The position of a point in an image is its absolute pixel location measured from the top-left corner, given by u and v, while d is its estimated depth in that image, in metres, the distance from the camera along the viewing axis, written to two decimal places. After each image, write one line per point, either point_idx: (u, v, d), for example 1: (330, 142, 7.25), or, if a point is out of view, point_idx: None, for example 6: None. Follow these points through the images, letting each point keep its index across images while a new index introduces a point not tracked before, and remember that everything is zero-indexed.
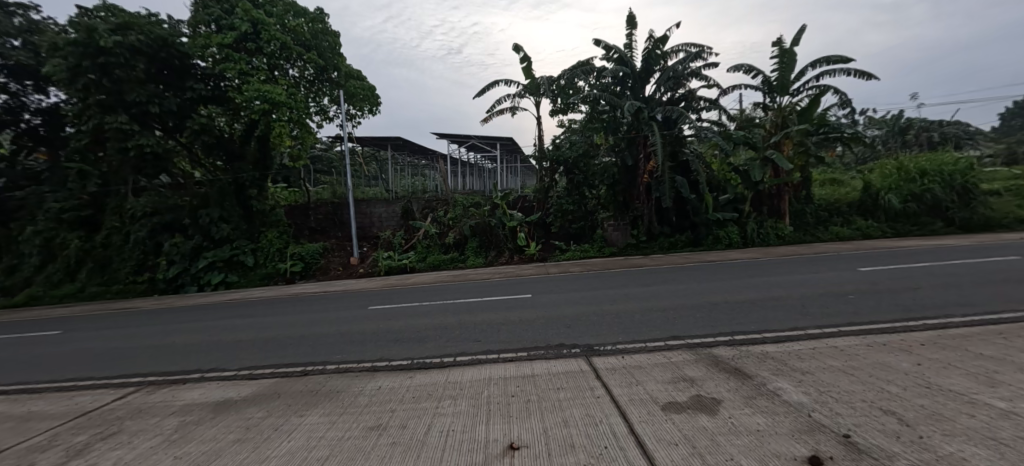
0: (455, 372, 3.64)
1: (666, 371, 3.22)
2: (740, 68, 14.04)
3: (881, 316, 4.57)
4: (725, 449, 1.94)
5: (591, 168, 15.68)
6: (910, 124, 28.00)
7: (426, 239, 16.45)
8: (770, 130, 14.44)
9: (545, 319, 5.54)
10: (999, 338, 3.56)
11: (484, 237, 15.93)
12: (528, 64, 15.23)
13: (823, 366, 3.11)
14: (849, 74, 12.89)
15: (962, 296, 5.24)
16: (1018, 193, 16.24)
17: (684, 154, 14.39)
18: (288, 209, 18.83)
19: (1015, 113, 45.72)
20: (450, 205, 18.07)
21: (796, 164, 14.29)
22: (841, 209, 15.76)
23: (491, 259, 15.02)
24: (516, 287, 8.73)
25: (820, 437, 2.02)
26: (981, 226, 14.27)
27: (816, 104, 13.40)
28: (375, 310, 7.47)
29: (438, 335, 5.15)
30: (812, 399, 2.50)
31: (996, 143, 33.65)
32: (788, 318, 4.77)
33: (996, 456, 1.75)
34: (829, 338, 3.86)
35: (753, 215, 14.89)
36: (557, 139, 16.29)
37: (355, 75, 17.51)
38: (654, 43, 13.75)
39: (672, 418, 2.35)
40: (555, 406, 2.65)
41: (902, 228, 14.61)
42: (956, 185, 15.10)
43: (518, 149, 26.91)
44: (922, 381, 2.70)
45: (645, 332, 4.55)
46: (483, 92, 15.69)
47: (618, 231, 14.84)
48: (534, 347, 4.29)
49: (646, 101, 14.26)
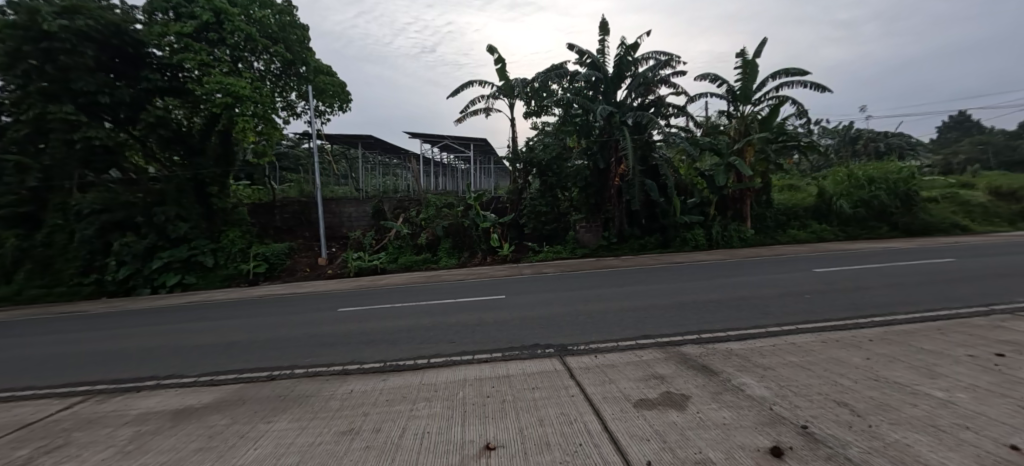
0: (430, 373, 3.59)
1: (638, 369, 3.30)
2: (707, 77, 14.56)
3: (834, 315, 4.87)
4: (694, 443, 2.01)
5: (564, 170, 15.83)
6: (860, 134, 30.22)
7: (397, 240, 16.22)
8: (732, 137, 15.08)
9: (520, 320, 5.59)
10: (938, 333, 3.88)
11: (457, 238, 15.82)
12: (503, 66, 15.21)
13: (783, 362, 3.29)
14: (806, 86, 13.67)
15: (906, 296, 5.66)
16: (953, 200, 17.80)
17: (653, 159, 14.85)
18: (253, 207, 17.91)
19: (951, 127, 50.13)
20: (422, 205, 17.82)
21: (757, 170, 15.02)
22: (799, 213, 16.69)
23: (465, 260, 14.97)
24: (492, 288, 8.73)
25: (781, 429, 2.13)
26: (920, 230, 15.58)
27: (776, 113, 14.16)
28: (346, 312, 7.28)
29: (413, 337, 5.07)
30: (773, 393, 2.64)
31: (936, 155, 36.84)
32: (751, 316, 5.00)
33: (936, 442, 1.91)
34: (789, 336, 4.06)
35: (718, 218, 15.51)
36: (530, 141, 16.35)
37: (325, 70, 16.92)
38: (626, 50, 14.10)
39: (645, 414, 2.41)
40: (531, 405, 2.66)
41: (853, 232, 15.69)
42: (902, 192, 16.25)
43: (492, 151, 26.95)
44: (872, 374, 2.90)
45: (616, 331, 4.68)
46: (456, 92, 15.56)
47: (590, 233, 15.24)
48: (509, 347, 4.31)
49: (618, 105, 14.58)
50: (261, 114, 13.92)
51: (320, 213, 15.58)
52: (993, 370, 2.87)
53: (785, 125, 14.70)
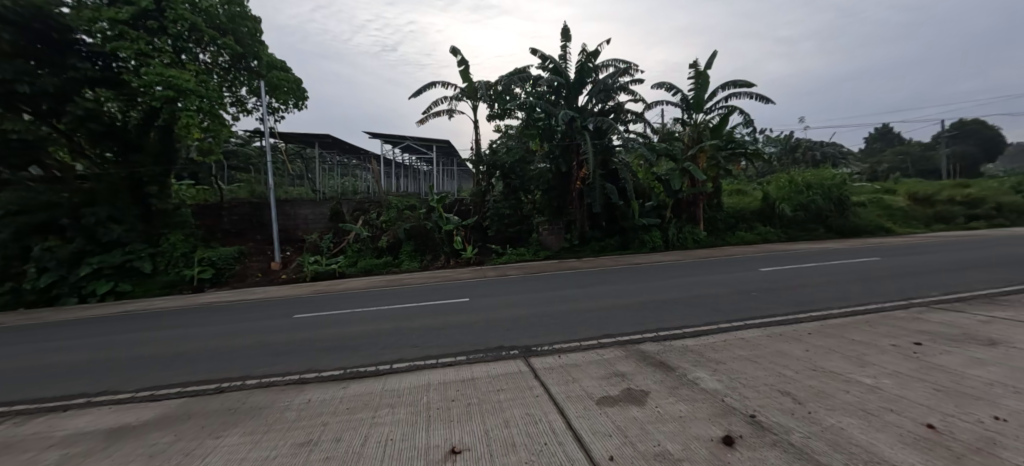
0: (392, 379, 3.50)
1: (601, 367, 3.37)
2: (663, 86, 15.24)
3: (778, 310, 5.23)
4: (653, 436, 2.09)
5: (527, 173, 15.88)
6: (799, 143, 32.70)
7: (357, 243, 15.76)
8: (686, 143, 15.85)
9: (484, 322, 5.57)
10: (866, 325, 4.28)
11: (420, 240, 15.62)
12: (466, 68, 15.14)
13: (734, 356, 3.49)
14: (752, 97, 14.63)
15: (839, 292, 6.18)
16: (878, 205, 19.74)
17: (614, 163, 15.31)
18: (196, 209, 16.64)
19: (875, 138, 55.56)
20: (383, 206, 17.40)
21: (709, 175, 15.90)
22: (747, 216, 17.82)
23: (428, 262, 14.74)
24: (456, 291, 8.63)
25: (731, 419, 2.26)
26: (851, 232, 17.23)
27: (726, 122, 15.05)
28: (302, 319, 6.93)
29: (374, 343, 4.92)
30: (724, 385, 2.79)
31: (864, 163, 40.52)
32: (704, 314, 5.27)
33: (865, 424, 2.10)
34: (738, 331, 4.31)
35: (674, 221, 16.22)
36: (494, 143, 16.32)
37: (279, 66, 16.11)
38: (586, 57, 14.50)
39: (606, 411, 2.47)
40: (497, 407, 2.65)
41: (794, 234, 16.98)
42: (837, 197, 17.74)
43: (456, 153, 26.79)
44: (811, 365, 3.14)
45: (579, 332, 4.76)
46: (419, 92, 15.30)
47: (553, 235, 15.51)
48: (474, 350, 4.28)
49: (579, 110, 14.97)
50: (208, 109, 12.98)
51: (273, 215, 14.75)
52: (912, 357, 3.20)
53: (734, 133, 15.64)
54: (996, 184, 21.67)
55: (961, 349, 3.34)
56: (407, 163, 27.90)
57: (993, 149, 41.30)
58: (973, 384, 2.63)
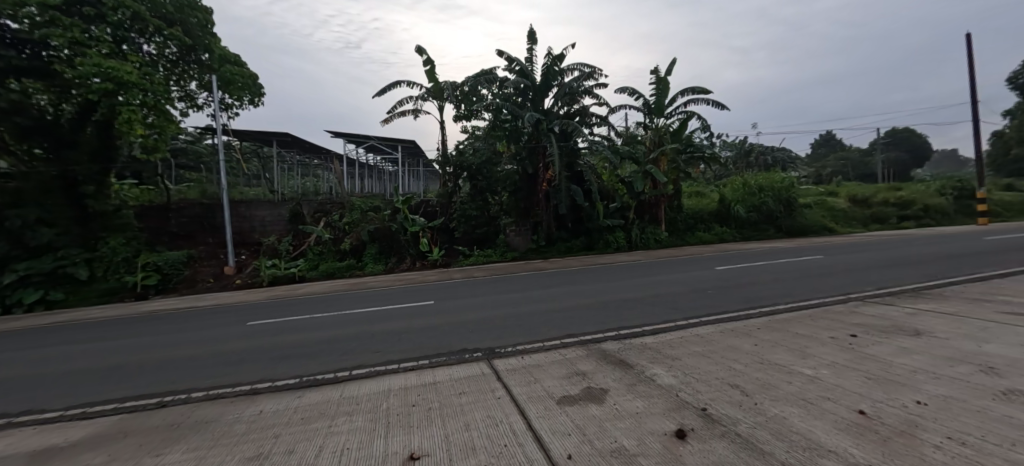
0: (351, 386, 3.39)
1: (562, 367, 3.40)
2: (625, 90, 15.67)
3: (731, 307, 5.48)
4: (610, 433, 2.12)
5: (494, 174, 15.63)
6: (752, 148, 34.56)
7: (319, 245, 15.37)
8: (648, 147, 16.39)
9: (448, 325, 5.52)
10: (808, 319, 4.55)
11: (385, 242, 15.11)
12: (432, 67, 14.96)
13: (689, 352, 3.61)
14: (709, 103, 15.30)
15: (785, 288, 6.55)
16: (822, 206, 21.14)
17: (579, 165, 15.58)
18: (139, 210, 15.48)
19: (819, 144, 59.61)
20: (346, 208, 16.94)
21: (669, 178, 16.49)
22: (705, 217, 18.60)
23: (393, 265, 14.45)
24: (420, 294, 8.49)
25: (685, 413, 2.33)
26: (798, 232, 18.38)
27: (685, 126, 15.65)
28: (257, 326, 6.60)
29: (334, 349, 4.76)
30: (679, 381, 2.88)
31: (809, 167, 43.32)
32: (662, 312, 5.44)
33: (804, 412, 2.23)
34: (693, 328, 4.48)
35: (637, 222, 16.69)
36: (460, 145, 16.18)
37: (232, 59, 15.38)
38: (552, 60, 14.68)
39: (567, 410, 2.49)
40: (458, 410, 2.62)
41: (748, 234, 17.90)
42: (786, 199, 18.84)
43: (422, 154, 26.52)
44: (758, 358, 3.30)
45: (542, 332, 4.80)
46: (383, 91, 15.02)
47: (520, 237, 15.49)
48: (436, 353, 4.22)
49: (546, 113, 15.16)
50: (152, 103, 12.14)
51: (227, 217, 14.02)
52: (848, 348, 3.44)
53: (692, 137, 16.27)
54: (922, 187, 23.77)
55: (889, 340, 3.62)
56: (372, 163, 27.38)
57: (920, 155, 45.33)
58: (900, 371, 2.86)
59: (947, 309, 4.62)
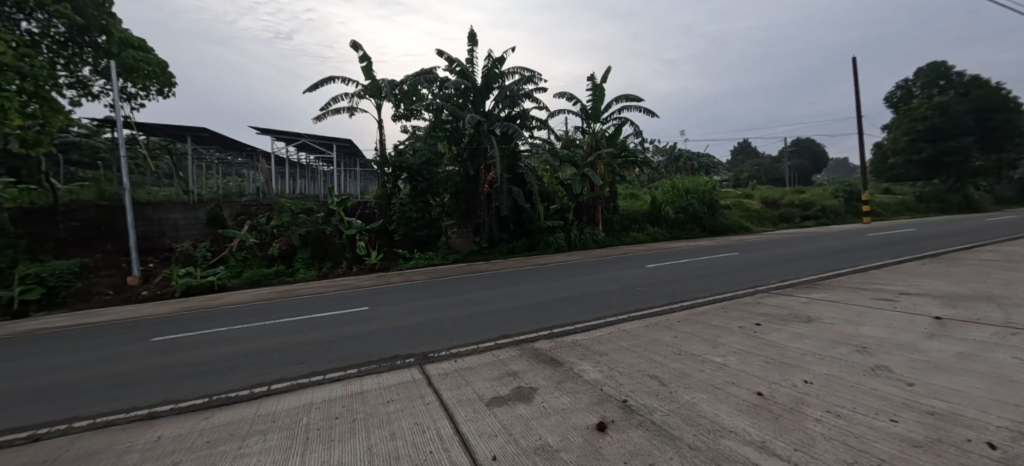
0: (269, 402, 3.16)
1: (495, 368, 3.43)
2: (564, 95, 16.16)
3: (655, 302, 5.85)
4: (536, 431, 2.17)
5: (434, 175, 15.63)
6: (681, 153, 37.23)
7: (241, 251, 14.26)
8: (586, 150, 17.15)
9: (382, 331, 5.35)
10: (721, 311, 4.97)
11: (318, 247, 14.55)
12: (369, 64, 14.44)
13: (615, 347, 3.80)
14: (641, 110, 16.23)
15: (703, 284, 7.13)
16: (739, 207, 23.29)
17: (520, 168, 15.86)
18: (14, 214, 13.29)
19: (738, 152, 65.76)
20: (274, 210, 16.04)
21: (606, 181, 17.28)
22: (639, 217, 19.50)
23: (326, 271, 13.75)
24: (355, 300, 8.13)
25: (606, 406, 2.44)
26: (719, 230, 20.09)
27: (620, 132, 16.49)
28: (162, 342, 5.91)
29: (254, 362, 4.41)
30: (604, 375, 3.02)
31: (730, 171, 47.53)
32: (593, 309, 5.67)
33: (710, 398, 2.43)
34: (621, 323, 4.72)
35: (576, 223, 17.27)
36: (400, 145, 15.78)
37: (134, 44, 13.81)
38: (493, 63, 14.79)
39: (495, 411, 2.51)
40: (383, 420, 2.54)
41: (676, 233, 19.28)
42: (710, 201, 20.44)
43: (360, 154, 25.59)
44: (676, 349, 3.55)
45: (478, 334, 4.82)
46: (315, 87, 14.28)
47: (461, 239, 15.67)
48: (366, 362, 4.06)
49: (486, 115, 15.29)
50: (33, 90, 10.57)
51: (130, 221, 12.51)
52: (752, 336, 3.81)
53: (626, 142, 17.14)
54: (820, 191, 26.97)
55: (787, 327, 4.05)
56: (303, 161, 25.84)
57: (819, 162, 51.58)
58: (793, 354, 3.22)
59: (833, 297, 5.29)
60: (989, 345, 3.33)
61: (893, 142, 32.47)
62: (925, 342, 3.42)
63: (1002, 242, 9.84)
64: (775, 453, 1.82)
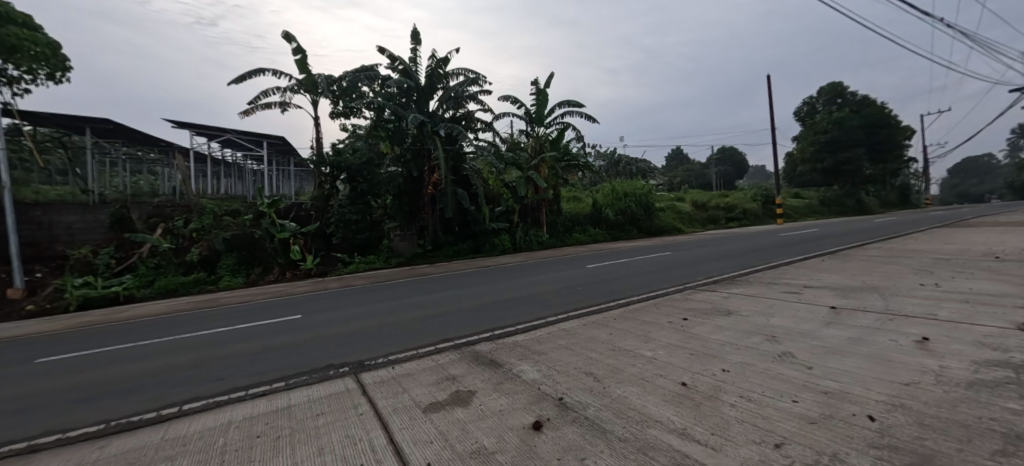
0: (181, 424, 2.88)
1: (433, 373, 3.40)
2: (508, 98, 16.39)
3: (591, 301, 6.12)
4: (472, 434, 2.18)
5: (376, 176, 15.10)
6: (621, 158, 39.20)
7: (153, 258, 12.99)
8: (529, 153, 17.47)
9: (317, 340, 5.09)
10: (653, 307, 5.30)
11: (245, 251, 13.52)
12: (303, 57, 13.66)
13: (554, 345, 3.92)
14: (582, 116, 16.87)
15: (637, 282, 7.56)
16: (672, 210, 24.96)
17: (464, 169, 15.88)
18: None
19: (672, 158, 70.51)
20: (194, 212, 14.67)
21: (550, 183, 17.71)
22: (581, 220, 20.22)
23: (255, 277, 12.85)
24: (288, 308, 7.63)
25: (543, 404, 2.51)
26: (654, 231, 21.50)
27: (563, 136, 17.04)
28: (49, 363, 5.15)
29: (164, 381, 3.99)
30: (541, 374, 3.10)
31: (666, 175, 50.89)
32: (532, 310, 5.80)
33: (638, 391, 2.59)
34: (559, 322, 4.88)
35: (521, 225, 17.57)
36: (338, 144, 15.09)
37: (16, 18, 11.89)
38: (437, 63, 14.65)
39: (432, 417, 2.49)
40: (311, 434, 2.42)
41: (615, 235, 20.30)
42: (646, 203, 21.72)
43: (294, 151, 24.14)
44: (611, 346, 3.73)
45: (418, 339, 4.74)
46: (243, 79, 13.25)
47: (404, 241, 15.20)
48: (295, 373, 3.84)
49: (430, 115, 15.12)
50: None
51: (9, 225, 10.78)
52: (680, 330, 4.11)
53: (569, 146, 17.74)
54: (742, 194, 29.69)
55: (711, 320, 4.41)
56: (229, 158, 23.83)
57: (741, 169, 56.81)
58: (714, 346, 3.51)
59: (749, 292, 5.86)
60: (873, 330, 3.87)
61: (802, 152, 36.47)
62: (822, 330, 3.89)
63: (881, 241, 11.47)
64: (695, 439, 1.97)
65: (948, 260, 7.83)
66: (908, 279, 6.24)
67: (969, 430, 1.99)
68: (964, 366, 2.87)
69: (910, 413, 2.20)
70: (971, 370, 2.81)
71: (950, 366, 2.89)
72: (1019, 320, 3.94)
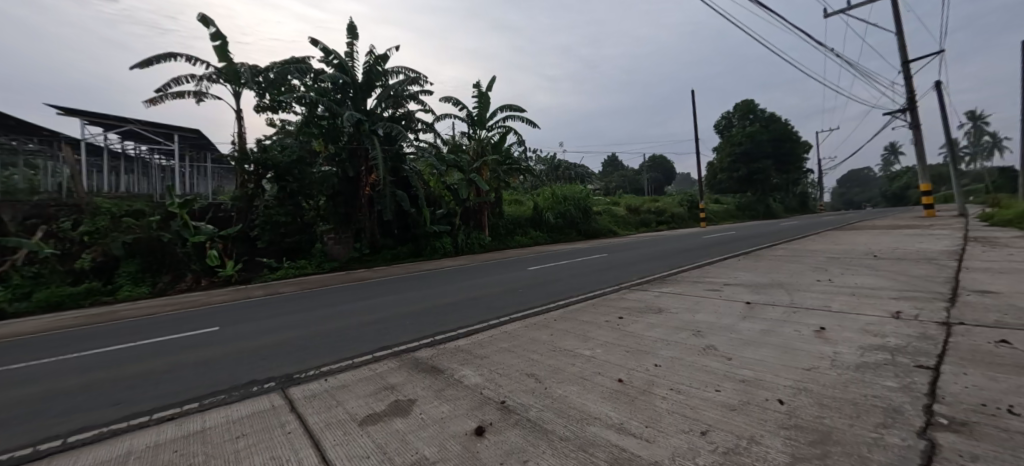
0: (64, 460, 2.47)
1: (371, 383, 3.26)
2: (450, 100, 16.28)
3: (530, 303, 6.27)
4: (413, 445, 2.12)
5: (308, 176, 13.98)
6: (560, 163, 40.60)
7: (30, 266, 10.90)
8: (471, 156, 17.41)
9: (238, 354, 4.63)
10: (592, 307, 5.56)
11: (150, 257, 11.89)
12: (223, 44, 12.44)
13: (497, 349, 3.94)
14: (524, 121, 17.22)
15: (574, 284, 7.89)
16: (608, 213, 26.31)
17: (404, 170, 15.43)
18: None
19: (609, 164, 74.29)
20: (85, 212, 12.69)
21: (491, 186, 17.83)
22: (524, 222, 20.55)
23: (163, 286, 11.41)
24: (203, 320, 6.85)
25: (486, 409, 2.52)
26: (591, 234, 22.54)
27: (504, 139, 17.24)
28: None
29: (40, 411, 3.39)
30: (484, 379, 3.10)
31: (602, 180, 53.51)
32: (473, 314, 5.80)
33: (578, 390, 2.69)
34: (501, 325, 4.92)
35: (463, 227, 17.48)
36: (264, 141, 13.89)
37: None
38: (375, 60, 14.13)
39: (369, 430, 2.39)
40: (230, 459, 2.20)
41: (556, 237, 20.96)
42: (584, 207, 22.69)
43: (211, 146, 21.85)
44: (552, 346, 3.84)
45: (355, 348, 4.52)
46: (148, 63, 11.75)
47: (339, 245, 14.40)
48: (212, 392, 3.47)
49: (367, 113, 14.52)
50: None
51: None
52: (616, 328, 4.35)
53: (510, 150, 18.00)
54: (670, 200, 32.11)
55: (644, 318, 4.72)
56: (130, 151, 20.94)
57: (669, 176, 61.53)
58: (648, 342, 3.76)
59: (676, 290, 6.36)
60: (781, 322, 4.39)
61: (721, 162, 40.29)
62: (739, 323, 4.33)
63: (785, 242, 13.04)
64: (631, 432, 2.09)
65: (836, 259, 9.11)
66: (807, 276, 7.16)
67: (857, 407, 2.33)
68: (852, 351, 3.37)
69: (811, 395, 2.52)
70: (859, 354, 3.29)
71: (842, 352, 3.37)
72: (891, 310, 4.71)
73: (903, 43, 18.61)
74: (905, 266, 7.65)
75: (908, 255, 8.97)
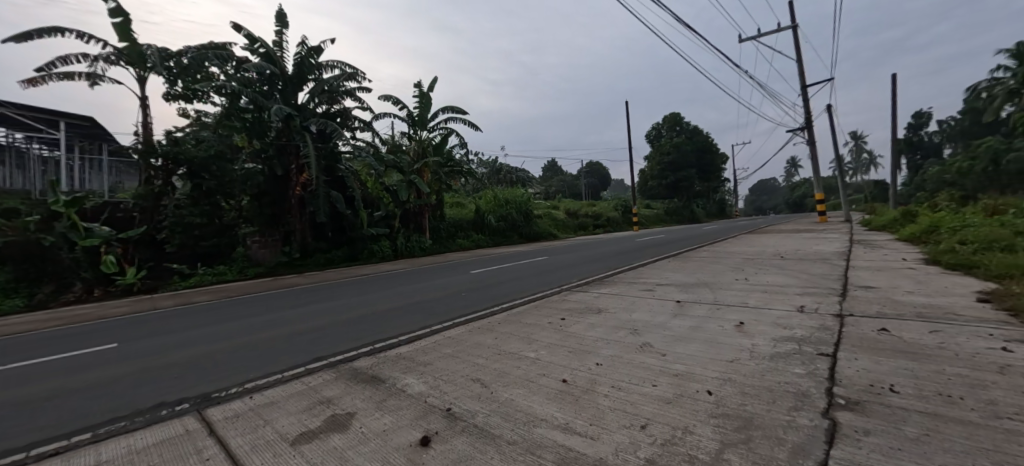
0: None
1: (303, 398, 3.03)
2: (389, 98, 15.77)
3: (473, 307, 6.25)
4: (354, 462, 2.01)
5: (228, 173, 12.51)
6: (502, 167, 41.00)
7: None
8: (412, 157, 16.99)
9: (141, 374, 4.05)
10: (535, 309, 5.67)
11: (26, 264, 9.99)
12: (125, 21, 10.87)
13: (440, 354, 3.87)
14: (467, 123, 17.16)
15: (515, 286, 8.03)
16: (548, 217, 27.08)
17: (339, 170, 14.62)
18: None
19: (550, 169, 76.46)
20: None
21: (433, 188, 17.52)
22: (466, 225, 20.45)
23: (42, 298, 9.66)
24: (93, 336, 5.90)
25: (431, 417, 2.46)
26: (531, 236, 23.02)
27: (445, 141, 17.05)
28: None
29: None
30: (428, 386, 3.03)
31: (543, 184, 54.97)
32: (414, 319, 5.64)
33: (523, 392, 2.73)
34: (445, 330, 4.85)
35: (402, 230, 16.99)
36: (174, 133, 12.26)
37: None
38: (308, 52, 13.26)
39: (302, 449, 2.22)
40: None
41: (498, 240, 21.12)
42: (525, 210, 23.13)
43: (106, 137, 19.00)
44: (497, 350, 3.86)
45: (284, 360, 4.18)
46: (23, 37, 9.92)
47: (265, 249, 13.38)
48: (107, 420, 2.99)
49: (298, 108, 13.59)
50: None
51: None
52: (559, 329, 4.48)
53: (452, 152, 17.84)
54: (607, 204, 33.84)
55: (585, 318, 4.93)
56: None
57: (605, 182, 64.84)
58: (589, 342, 3.93)
59: (613, 291, 6.72)
60: (708, 318, 4.82)
61: (652, 169, 43.30)
62: (671, 321, 4.69)
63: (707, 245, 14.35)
64: (577, 431, 2.17)
65: (750, 260, 10.21)
66: (727, 275, 7.95)
67: (772, 393, 2.64)
68: (767, 343, 3.80)
69: (735, 385, 2.80)
70: (772, 345, 3.73)
71: (758, 343, 3.79)
72: (797, 304, 5.40)
73: (801, 71, 21.44)
74: (806, 266, 8.79)
75: (806, 256, 10.33)
